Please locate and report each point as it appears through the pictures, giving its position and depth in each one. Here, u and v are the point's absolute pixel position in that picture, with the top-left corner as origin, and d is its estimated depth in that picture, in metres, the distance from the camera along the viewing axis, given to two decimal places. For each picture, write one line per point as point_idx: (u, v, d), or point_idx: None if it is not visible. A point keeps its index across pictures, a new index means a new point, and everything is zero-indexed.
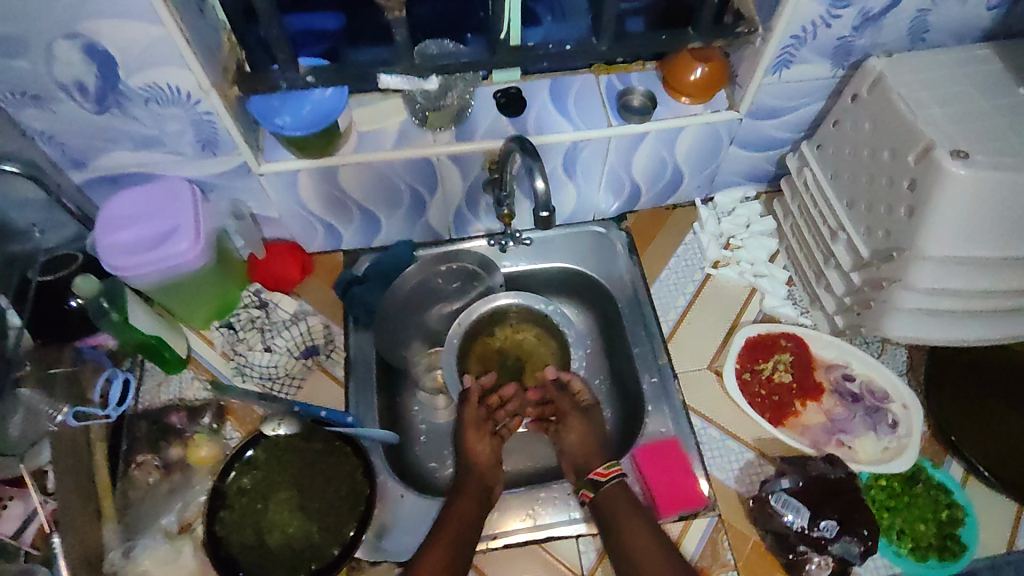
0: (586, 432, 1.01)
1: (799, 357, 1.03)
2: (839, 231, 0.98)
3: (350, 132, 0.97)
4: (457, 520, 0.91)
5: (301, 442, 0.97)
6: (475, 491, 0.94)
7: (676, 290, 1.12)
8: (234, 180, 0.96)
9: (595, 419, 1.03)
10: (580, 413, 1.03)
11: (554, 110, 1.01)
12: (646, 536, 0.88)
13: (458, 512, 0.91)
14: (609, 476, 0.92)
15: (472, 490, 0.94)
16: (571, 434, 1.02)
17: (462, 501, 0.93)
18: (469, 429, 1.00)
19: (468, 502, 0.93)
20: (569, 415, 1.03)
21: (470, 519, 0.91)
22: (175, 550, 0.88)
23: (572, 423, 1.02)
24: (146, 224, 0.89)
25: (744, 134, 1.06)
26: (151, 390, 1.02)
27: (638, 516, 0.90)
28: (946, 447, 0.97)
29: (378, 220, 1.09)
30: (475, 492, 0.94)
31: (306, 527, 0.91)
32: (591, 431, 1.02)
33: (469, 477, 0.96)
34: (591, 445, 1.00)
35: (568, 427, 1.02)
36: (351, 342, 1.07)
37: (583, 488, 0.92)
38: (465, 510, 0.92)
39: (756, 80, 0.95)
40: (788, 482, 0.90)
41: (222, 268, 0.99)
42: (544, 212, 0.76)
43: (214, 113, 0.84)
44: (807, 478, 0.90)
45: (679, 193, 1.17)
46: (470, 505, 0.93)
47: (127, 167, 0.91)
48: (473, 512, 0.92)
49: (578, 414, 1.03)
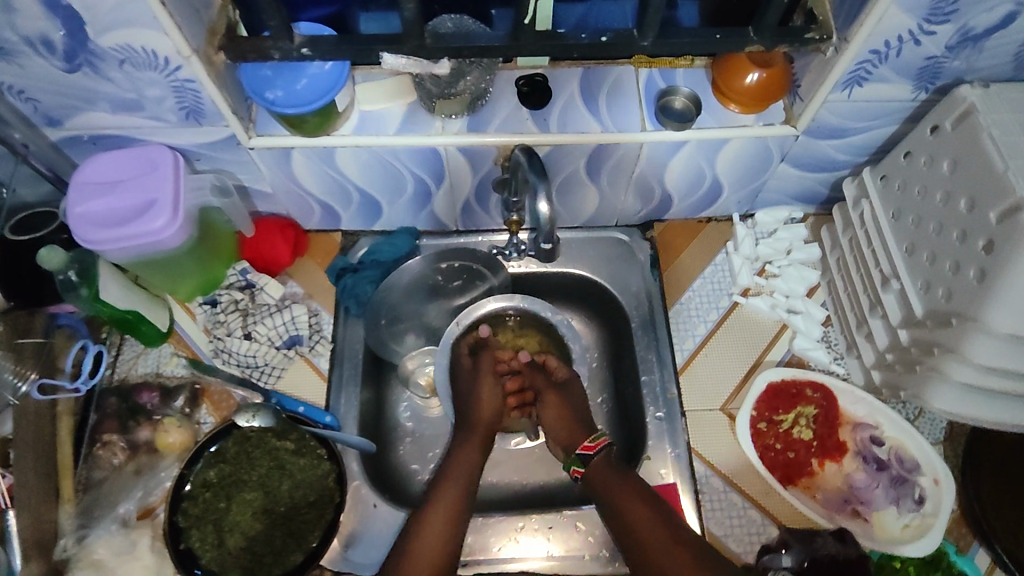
0: (563, 406, 0.96)
1: (825, 411, 0.93)
2: (892, 279, 0.86)
3: (351, 110, 0.87)
4: (432, 546, 0.81)
5: (274, 439, 0.91)
6: (445, 510, 0.85)
7: (697, 315, 1.01)
8: (223, 151, 0.87)
9: (573, 393, 0.98)
10: (557, 390, 0.98)
11: (582, 106, 0.89)
12: (636, 499, 0.84)
13: (435, 535, 0.82)
14: (596, 448, 0.90)
15: (443, 507, 0.85)
16: (548, 412, 0.97)
17: (434, 522, 0.83)
18: (485, 379, 0.98)
19: (438, 523, 0.83)
20: (544, 392, 0.98)
21: (446, 544, 0.82)
22: (131, 542, 0.84)
23: (548, 401, 0.97)
24: (121, 196, 0.82)
25: (799, 152, 0.93)
26: (129, 361, 0.96)
27: (635, 487, 0.86)
28: (976, 534, 0.87)
29: (380, 205, 1.01)
30: (451, 513, 0.84)
31: (268, 532, 0.86)
32: (570, 405, 0.96)
33: (444, 493, 0.86)
34: (570, 421, 0.95)
35: (544, 406, 0.97)
36: (338, 333, 0.99)
37: (574, 465, 0.91)
38: (468, 455, 0.91)
39: (821, 96, 0.81)
40: (790, 560, 0.81)
41: (205, 245, 0.92)
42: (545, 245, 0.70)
43: (196, 80, 0.75)
44: (812, 557, 0.82)
45: (716, 206, 1.05)
46: (445, 528, 0.83)
47: (106, 129, 0.83)
48: (448, 538, 0.83)
49: (555, 390, 0.98)
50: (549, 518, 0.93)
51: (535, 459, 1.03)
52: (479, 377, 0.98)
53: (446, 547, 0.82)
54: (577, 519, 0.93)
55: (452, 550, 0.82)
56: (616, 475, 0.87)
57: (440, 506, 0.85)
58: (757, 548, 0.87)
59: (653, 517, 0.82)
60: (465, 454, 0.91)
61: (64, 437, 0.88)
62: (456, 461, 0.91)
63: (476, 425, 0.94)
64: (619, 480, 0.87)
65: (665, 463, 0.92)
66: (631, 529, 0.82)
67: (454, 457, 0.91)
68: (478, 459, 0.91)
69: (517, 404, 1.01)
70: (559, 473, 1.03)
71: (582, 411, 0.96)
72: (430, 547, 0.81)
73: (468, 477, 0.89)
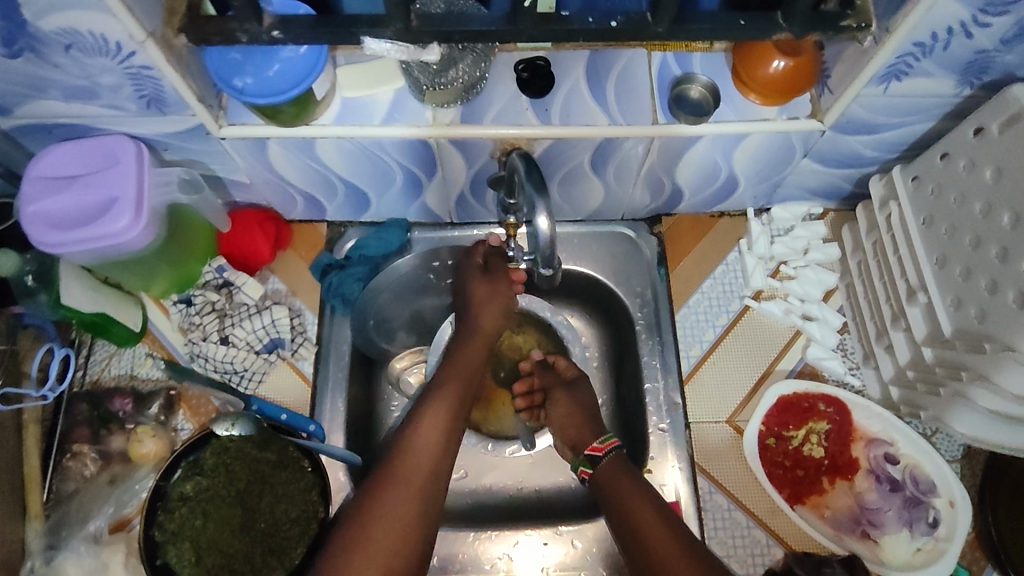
0: (573, 399, 0.92)
1: (838, 428, 0.88)
2: (919, 292, 0.79)
3: (332, 97, 0.79)
4: (406, 502, 0.77)
5: (255, 449, 0.85)
6: (422, 466, 0.79)
7: (705, 320, 0.95)
8: (191, 141, 0.79)
9: (582, 390, 0.94)
10: (566, 387, 0.94)
11: (588, 94, 0.80)
12: (640, 502, 0.80)
13: (410, 496, 0.77)
14: (606, 449, 0.86)
15: (418, 462, 0.80)
16: (555, 409, 0.93)
17: (408, 478, 0.78)
18: (495, 282, 0.91)
19: (412, 481, 0.78)
20: (552, 389, 0.95)
21: (423, 505, 0.77)
22: (103, 561, 0.80)
23: (557, 398, 0.93)
24: (79, 191, 0.75)
25: (825, 148, 0.85)
26: (100, 363, 0.90)
27: (642, 491, 0.81)
28: (990, 557, 0.82)
29: (367, 197, 0.93)
30: (426, 470, 0.79)
31: (248, 550, 0.81)
32: (580, 402, 0.92)
33: (416, 447, 0.81)
34: (579, 416, 0.91)
35: (553, 403, 0.93)
36: (322, 334, 0.93)
37: (582, 466, 0.87)
38: (469, 363, 0.88)
39: (853, 90, 0.73)
40: None
41: (176, 241, 0.85)
42: (543, 269, 0.67)
43: (154, 67, 0.67)
44: None
45: (730, 201, 0.97)
46: (419, 486, 0.78)
47: (59, 117, 0.75)
48: (424, 497, 0.78)
49: (563, 387, 0.94)
50: (541, 534, 0.89)
51: (530, 466, 0.99)
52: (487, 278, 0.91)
53: (422, 501, 0.78)
54: (573, 537, 0.89)
55: (429, 510, 0.78)
56: (624, 476, 0.83)
57: (413, 458, 0.80)
58: (760, 570, 0.83)
59: (656, 522, 0.78)
60: (440, 401, 0.84)
61: (31, 448, 0.83)
62: (433, 404, 0.84)
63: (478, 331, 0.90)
64: (625, 478, 0.83)
65: (668, 480, 0.87)
66: (637, 533, 0.78)
67: (430, 404, 0.84)
68: (457, 407, 0.85)
69: (524, 406, 0.97)
70: (555, 480, 0.98)
71: (590, 406, 0.92)
72: (405, 505, 0.77)
73: (445, 429, 0.83)
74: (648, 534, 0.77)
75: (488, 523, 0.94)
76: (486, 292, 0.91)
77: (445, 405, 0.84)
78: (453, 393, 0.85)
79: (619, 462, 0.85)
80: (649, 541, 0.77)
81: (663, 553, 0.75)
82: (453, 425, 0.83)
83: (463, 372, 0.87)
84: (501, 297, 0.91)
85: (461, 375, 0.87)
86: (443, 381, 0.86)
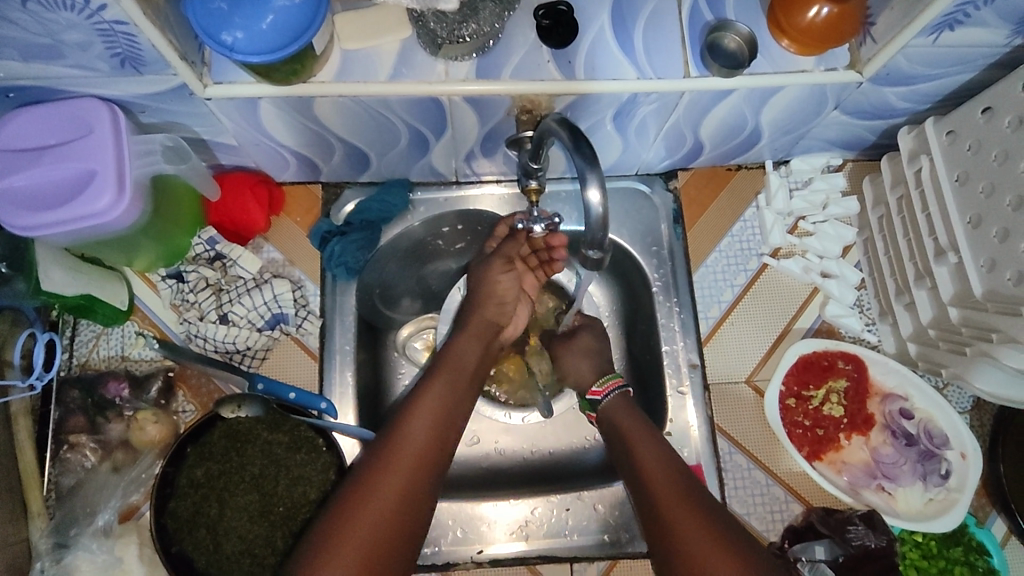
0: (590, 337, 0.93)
1: (855, 384, 0.89)
2: (948, 252, 0.77)
3: (331, 50, 0.71)
4: (388, 503, 0.69)
5: (267, 432, 0.81)
6: (414, 450, 0.73)
7: (723, 280, 0.93)
8: (172, 103, 0.70)
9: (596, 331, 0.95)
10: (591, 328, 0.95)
11: (614, 42, 0.73)
12: (656, 462, 0.76)
13: (397, 481, 0.70)
14: (605, 391, 0.85)
15: (406, 456, 0.72)
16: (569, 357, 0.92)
17: (396, 468, 0.71)
18: (496, 258, 0.87)
19: (399, 473, 0.71)
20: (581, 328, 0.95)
21: (411, 493, 0.70)
22: (116, 556, 0.76)
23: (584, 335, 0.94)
24: (49, 167, 0.66)
25: (858, 99, 0.80)
26: (87, 344, 0.84)
27: (659, 447, 0.78)
28: (996, 505, 0.86)
29: (368, 158, 0.86)
30: (414, 466, 0.72)
31: (268, 534, 0.78)
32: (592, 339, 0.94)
33: (406, 441, 0.73)
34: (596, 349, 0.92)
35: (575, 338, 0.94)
36: (327, 306, 0.88)
37: (587, 410, 0.88)
38: (467, 345, 0.83)
39: (901, 41, 0.68)
40: (823, 552, 0.82)
41: (161, 215, 0.78)
42: (591, 252, 0.66)
43: (128, 23, 0.57)
44: (845, 551, 0.82)
45: (749, 154, 0.93)
46: (405, 485, 0.70)
47: (17, 79, 0.65)
48: (411, 496, 0.70)
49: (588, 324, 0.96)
50: (566, 498, 0.88)
51: (546, 428, 0.98)
52: (491, 255, 0.87)
53: (411, 485, 0.71)
54: (596, 501, 0.88)
55: (418, 501, 0.71)
56: (643, 434, 0.79)
57: (405, 438, 0.73)
58: (781, 524, 0.85)
59: (669, 480, 0.74)
60: (432, 391, 0.77)
61: (25, 443, 0.77)
62: (429, 384, 0.78)
63: (478, 307, 0.86)
64: (644, 436, 0.79)
65: (689, 442, 0.87)
66: (652, 499, 0.73)
67: (422, 393, 0.77)
68: (452, 397, 0.78)
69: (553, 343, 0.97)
70: (571, 443, 0.97)
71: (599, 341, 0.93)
72: (392, 495, 0.69)
73: (441, 418, 0.76)
74: (662, 503, 0.72)
75: (508, 488, 0.93)
76: (486, 270, 0.87)
77: (442, 385, 0.78)
78: (449, 383, 0.79)
79: (639, 423, 0.81)
80: (660, 506, 0.72)
81: (680, 530, 0.69)
82: (449, 419, 0.77)
83: (463, 354, 0.82)
84: (503, 277, 0.86)
85: (457, 364, 0.81)
86: (436, 370, 0.80)
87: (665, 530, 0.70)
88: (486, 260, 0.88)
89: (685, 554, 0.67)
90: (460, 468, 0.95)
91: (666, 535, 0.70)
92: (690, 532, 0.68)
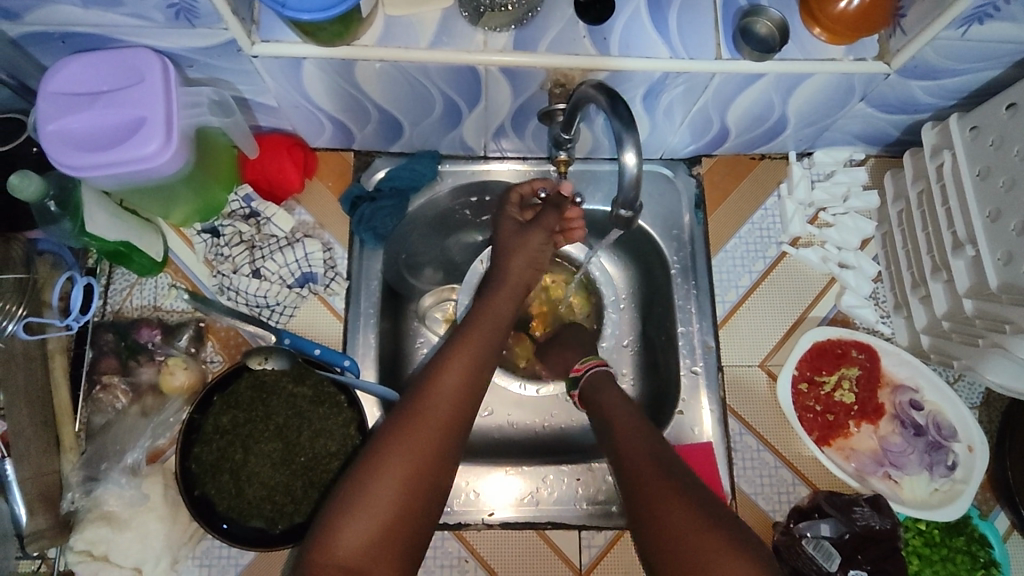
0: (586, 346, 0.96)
1: (867, 373, 0.90)
2: (966, 244, 0.78)
3: (376, 15, 0.73)
4: (415, 460, 0.70)
5: (290, 384, 0.84)
6: (441, 410, 0.73)
7: (741, 265, 0.95)
8: (219, 58, 0.73)
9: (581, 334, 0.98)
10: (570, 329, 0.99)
11: (649, 23, 0.75)
12: (636, 440, 0.75)
13: (424, 440, 0.71)
14: (585, 369, 0.86)
15: (434, 416, 0.73)
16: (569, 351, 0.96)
17: (425, 427, 0.72)
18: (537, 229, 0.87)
19: (427, 432, 0.72)
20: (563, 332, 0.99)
21: (437, 452, 0.71)
22: (142, 493, 0.78)
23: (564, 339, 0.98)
24: (100, 111, 0.69)
25: (885, 92, 0.82)
26: (121, 292, 0.87)
27: (638, 429, 0.76)
28: (1001, 499, 0.87)
29: (401, 126, 0.88)
30: (441, 426, 0.72)
31: (287, 481, 0.81)
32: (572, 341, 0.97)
33: (432, 402, 0.73)
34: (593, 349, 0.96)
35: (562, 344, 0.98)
36: (354, 268, 0.90)
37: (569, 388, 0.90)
38: (497, 309, 0.84)
39: (930, 33, 0.70)
40: (828, 529, 0.82)
41: (201, 168, 0.80)
42: (623, 212, 0.68)
43: None
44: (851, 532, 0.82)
45: (773, 143, 0.95)
46: (426, 449, 0.71)
47: (75, 26, 0.67)
48: (435, 455, 0.71)
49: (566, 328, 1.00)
50: (575, 469, 0.90)
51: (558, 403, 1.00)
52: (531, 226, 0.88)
53: (438, 444, 0.71)
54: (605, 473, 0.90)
55: (445, 461, 0.72)
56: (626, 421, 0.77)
57: (434, 398, 0.74)
58: (787, 505, 0.87)
59: (650, 461, 0.71)
60: (456, 359, 0.77)
61: (60, 379, 0.81)
62: (457, 347, 0.79)
63: (509, 273, 0.87)
64: (628, 436, 0.76)
65: (699, 419, 0.89)
66: (636, 481, 0.70)
67: (450, 355, 0.77)
68: (477, 365, 0.77)
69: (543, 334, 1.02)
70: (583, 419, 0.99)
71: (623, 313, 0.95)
72: (420, 452, 0.70)
73: (469, 380, 0.76)
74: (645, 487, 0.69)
75: (521, 457, 0.95)
76: (521, 239, 0.87)
77: (471, 349, 0.79)
78: (478, 346, 0.79)
79: (632, 416, 0.78)
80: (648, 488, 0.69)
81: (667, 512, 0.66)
82: (473, 384, 0.76)
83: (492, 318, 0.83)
84: (539, 244, 0.88)
85: (483, 333, 0.81)
86: (463, 336, 0.80)
87: (651, 510, 0.67)
88: (525, 230, 0.88)
89: (672, 535, 0.64)
90: (474, 437, 0.97)
91: (652, 510, 0.67)
92: (671, 510, 0.66)
